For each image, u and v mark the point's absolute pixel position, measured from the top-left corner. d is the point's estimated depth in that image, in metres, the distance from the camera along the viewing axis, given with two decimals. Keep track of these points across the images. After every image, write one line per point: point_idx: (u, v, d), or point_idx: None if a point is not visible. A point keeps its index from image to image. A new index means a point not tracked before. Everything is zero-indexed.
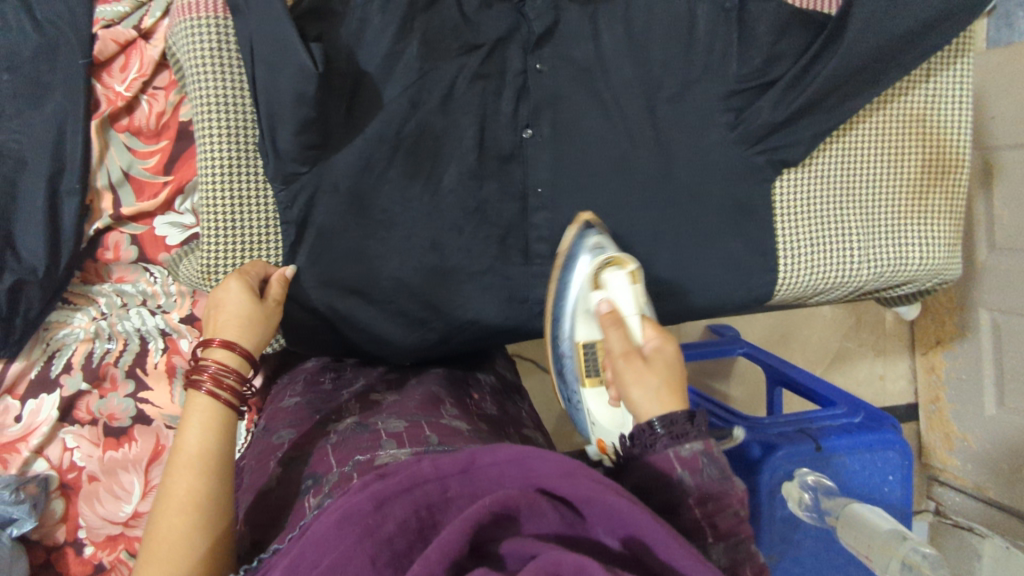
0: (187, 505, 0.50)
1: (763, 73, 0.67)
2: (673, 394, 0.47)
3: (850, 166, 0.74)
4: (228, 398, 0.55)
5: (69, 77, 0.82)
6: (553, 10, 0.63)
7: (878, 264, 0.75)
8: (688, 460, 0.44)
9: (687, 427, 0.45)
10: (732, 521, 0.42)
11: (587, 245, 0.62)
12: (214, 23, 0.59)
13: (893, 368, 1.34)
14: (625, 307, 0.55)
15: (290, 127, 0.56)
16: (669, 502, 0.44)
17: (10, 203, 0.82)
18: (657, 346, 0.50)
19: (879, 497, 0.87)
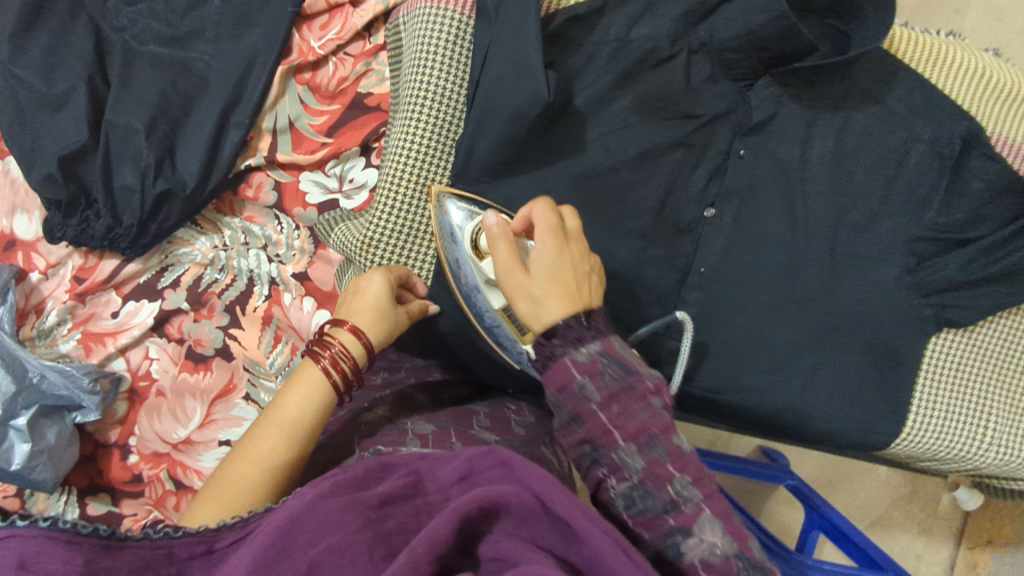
0: (265, 463, 0.50)
1: (960, 230, 0.64)
2: (560, 297, 0.48)
3: (1008, 345, 0.70)
4: (337, 382, 0.55)
5: (276, 19, 0.86)
6: (776, 103, 0.62)
7: (1003, 452, 0.70)
8: (586, 365, 0.46)
9: (582, 331, 0.47)
10: (641, 417, 0.45)
11: (452, 211, 0.59)
12: (457, 18, 0.61)
13: (933, 550, 1.16)
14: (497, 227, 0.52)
15: (495, 136, 0.58)
16: (576, 414, 0.47)
17: (182, 117, 0.86)
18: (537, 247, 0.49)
19: None
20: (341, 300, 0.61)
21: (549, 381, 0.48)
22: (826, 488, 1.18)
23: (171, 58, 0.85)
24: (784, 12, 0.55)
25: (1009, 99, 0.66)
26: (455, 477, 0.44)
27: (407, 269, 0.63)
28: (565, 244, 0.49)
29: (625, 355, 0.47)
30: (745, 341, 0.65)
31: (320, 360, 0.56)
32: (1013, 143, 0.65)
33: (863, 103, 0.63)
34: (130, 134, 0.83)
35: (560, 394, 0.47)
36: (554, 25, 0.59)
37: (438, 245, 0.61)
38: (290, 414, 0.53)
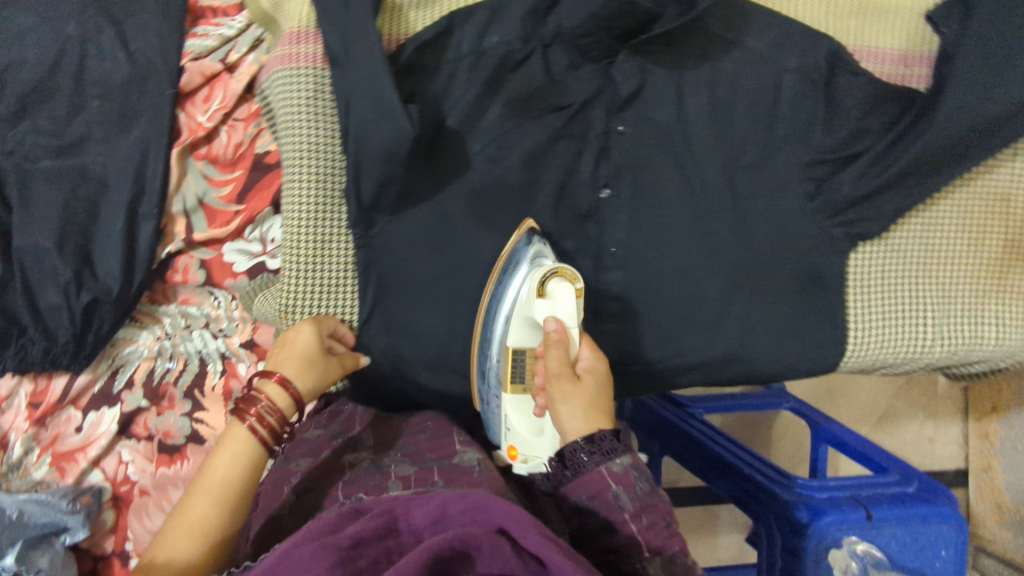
0: (194, 530, 0.49)
1: (846, 147, 0.66)
2: (597, 415, 0.52)
3: (929, 242, 0.71)
4: (265, 437, 0.54)
5: (156, 105, 0.85)
6: (641, 73, 0.64)
7: (950, 342, 0.72)
8: (619, 475, 0.49)
9: (614, 445, 0.50)
10: (663, 534, 0.47)
11: (530, 245, 0.61)
12: (312, 74, 0.61)
13: (943, 430, 1.26)
14: (571, 325, 0.57)
15: (374, 178, 0.59)
16: (608, 521, 0.48)
17: (91, 225, 0.85)
18: (590, 364, 0.55)
19: (929, 571, 0.87)
20: (271, 354, 0.61)
21: (579, 485, 0.50)
22: (826, 401, 1.24)
23: (62, 168, 0.84)
24: None
25: (863, 8, 0.68)
26: (429, 519, 0.42)
27: (339, 323, 0.64)
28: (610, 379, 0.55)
29: (648, 475, 0.51)
30: (674, 304, 0.67)
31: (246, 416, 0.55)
32: (875, 51, 0.68)
33: (726, 50, 0.65)
34: (43, 254, 0.83)
35: (584, 496, 0.50)
36: (404, 58, 0.60)
37: (494, 270, 0.63)
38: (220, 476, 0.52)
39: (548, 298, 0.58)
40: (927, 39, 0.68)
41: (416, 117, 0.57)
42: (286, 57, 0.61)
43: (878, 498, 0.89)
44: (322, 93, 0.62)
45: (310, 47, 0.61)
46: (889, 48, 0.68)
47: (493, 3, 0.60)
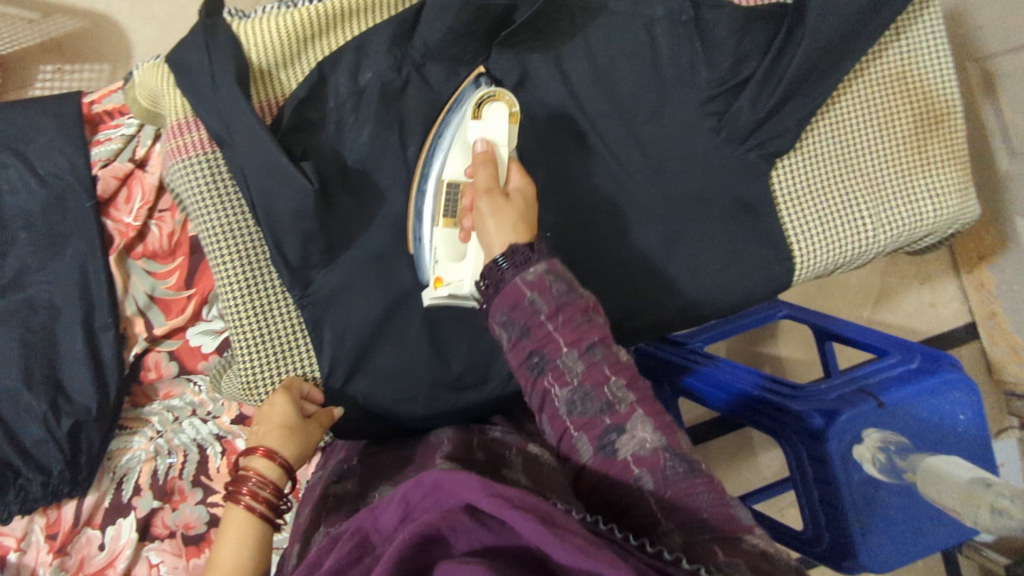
0: None
1: (735, 74, 0.67)
2: (520, 228, 0.53)
3: (844, 139, 0.72)
4: (263, 511, 0.59)
5: (80, 221, 0.86)
6: (518, 64, 0.67)
7: (892, 227, 0.73)
8: (534, 282, 0.49)
9: (528, 255, 0.50)
10: (581, 327, 0.48)
11: (476, 86, 0.65)
12: (206, 160, 0.65)
13: (941, 292, 1.28)
14: (501, 142, 0.60)
15: (294, 239, 0.62)
16: (528, 328, 0.48)
17: (53, 354, 0.86)
18: (520, 187, 0.57)
19: (954, 437, 0.90)
20: (252, 427, 0.64)
21: (500, 300, 0.50)
22: (820, 296, 1.26)
23: (9, 307, 0.84)
24: (465, 2, 0.60)
25: None
26: (396, 520, 0.42)
27: (307, 384, 0.66)
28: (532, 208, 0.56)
29: (568, 273, 0.50)
30: (623, 267, 0.68)
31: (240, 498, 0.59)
32: None
33: (591, 21, 0.68)
34: (14, 393, 0.84)
35: (507, 310, 0.49)
36: (287, 122, 0.63)
37: (442, 112, 0.66)
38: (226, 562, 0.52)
39: (483, 120, 0.61)
40: None
41: (312, 172, 0.61)
42: (177, 150, 0.65)
43: (884, 383, 0.91)
44: (218, 173, 0.65)
45: (196, 134, 0.65)
46: None
47: (356, 43, 0.64)
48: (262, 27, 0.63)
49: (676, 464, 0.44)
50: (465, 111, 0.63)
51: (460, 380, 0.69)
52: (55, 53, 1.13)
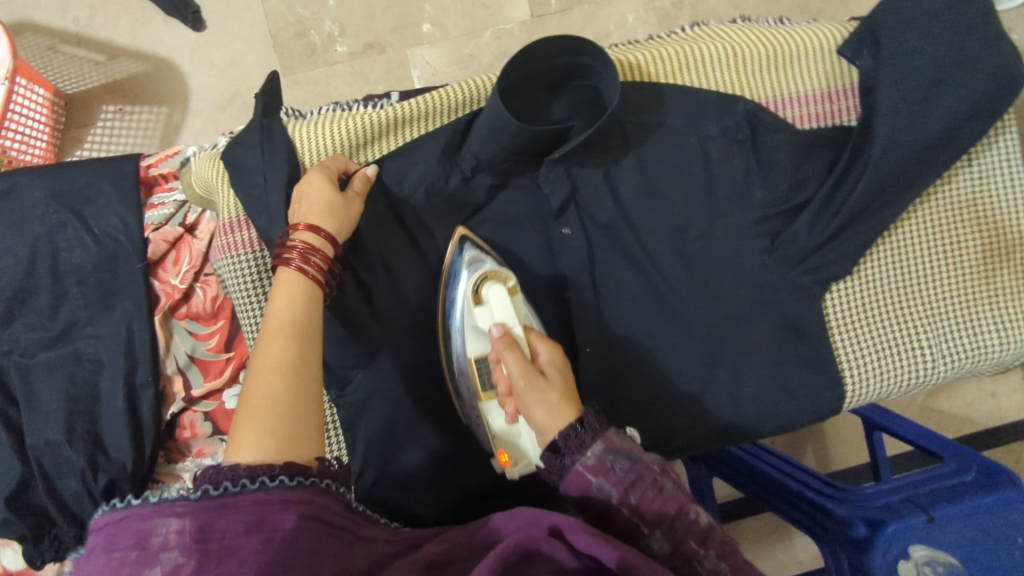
0: (283, 368, 0.50)
1: (791, 197, 0.65)
2: (568, 402, 0.51)
3: (906, 267, 0.68)
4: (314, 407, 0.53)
5: (130, 281, 0.88)
6: (568, 180, 0.66)
7: (953, 358, 0.68)
8: (594, 466, 0.48)
9: (580, 437, 0.49)
10: (656, 502, 0.48)
11: (468, 252, 0.65)
12: (253, 258, 0.68)
13: None
14: (511, 319, 0.60)
15: None
16: (605, 510, 0.49)
17: (95, 408, 0.87)
18: (550, 358, 0.55)
19: (1017, 567, 0.75)
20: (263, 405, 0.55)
21: (568, 486, 0.50)
22: None
23: (59, 358, 0.86)
24: (516, 126, 0.59)
25: (773, 61, 0.68)
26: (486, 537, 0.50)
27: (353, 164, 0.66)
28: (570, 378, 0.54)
29: (625, 444, 0.50)
30: (665, 384, 0.66)
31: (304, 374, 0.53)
32: (796, 96, 0.68)
33: (644, 135, 0.66)
34: (56, 445, 0.85)
35: (577, 493, 0.49)
36: None
37: (442, 284, 0.67)
38: (284, 317, 0.53)
39: (485, 303, 0.62)
40: (845, 72, 0.68)
41: None
42: (226, 247, 0.68)
43: (936, 495, 0.80)
44: (262, 269, 0.68)
45: (244, 234, 0.67)
46: (812, 88, 0.68)
47: (408, 150, 0.66)
48: (313, 129, 0.66)
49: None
50: (465, 295, 0.63)
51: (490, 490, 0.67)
52: (117, 95, 1.16)
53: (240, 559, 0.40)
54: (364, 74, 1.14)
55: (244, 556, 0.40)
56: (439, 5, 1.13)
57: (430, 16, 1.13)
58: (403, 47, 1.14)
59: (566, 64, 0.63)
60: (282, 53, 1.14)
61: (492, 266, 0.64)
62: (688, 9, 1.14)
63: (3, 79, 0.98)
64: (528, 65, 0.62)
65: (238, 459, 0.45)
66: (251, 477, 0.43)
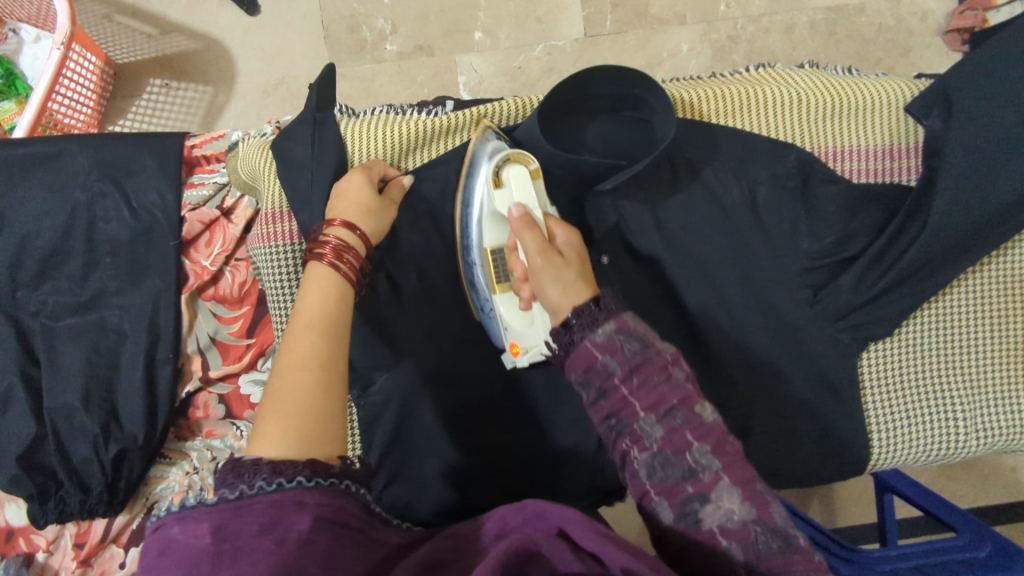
0: (311, 364, 0.49)
1: (838, 252, 0.64)
2: (582, 283, 0.51)
3: (949, 335, 0.67)
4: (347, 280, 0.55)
5: (162, 257, 0.88)
6: (614, 211, 0.65)
7: (986, 435, 0.67)
8: (603, 344, 0.47)
9: (594, 314, 0.48)
10: (659, 387, 0.45)
11: (491, 141, 0.63)
12: (290, 251, 0.68)
13: None
14: (530, 202, 0.58)
15: None
16: (603, 389, 0.47)
17: (113, 378, 0.87)
18: (565, 241, 0.54)
19: None
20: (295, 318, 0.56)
21: (574, 362, 0.48)
22: None
23: (84, 325, 0.87)
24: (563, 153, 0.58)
25: (835, 111, 0.67)
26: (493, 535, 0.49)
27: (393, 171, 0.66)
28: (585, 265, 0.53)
29: (639, 328, 0.48)
30: None
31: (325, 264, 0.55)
32: (855, 150, 0.67)
33: (695, 173, 0.65)
34: (71, 410, 0.85)
35: (580, 370, 0.48)
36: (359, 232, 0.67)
37: (461, 174, 0.65)
38: (315, 310, 0.52)
39: (504, 186, 0.59)
40: (911, 130, 0.67)
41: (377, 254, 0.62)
42: (266, 236, 0.68)
43: (946, 567, 0.77)
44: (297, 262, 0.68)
45: (285, 226, 0.67)
46: (873, 143, 0.67)
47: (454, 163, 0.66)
48: (364, 131, 0.66)
49: (768, 538, 0.43)
50: (485, 176, 0.60)
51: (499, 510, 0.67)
52: (165, 69, 1.17)
53: (253, 560, 0.39)
54: (412, 74, 1.14)
55: (259, 557, 0.39)
56: (493, 14, 1.13)
57: (483, 24, 1.13)
58: (453, 52, 1.14)
59: (619, 91, 0.62)
60: (333, 44, 1.15)
61: (516, 150, 0.61)
62: (745, 44, 1.13)
63: (60, 43, 0.99)
64: (581, 86, 0.61)
65: (260, 453, 0.44)
66: (271, 476, 0.42)
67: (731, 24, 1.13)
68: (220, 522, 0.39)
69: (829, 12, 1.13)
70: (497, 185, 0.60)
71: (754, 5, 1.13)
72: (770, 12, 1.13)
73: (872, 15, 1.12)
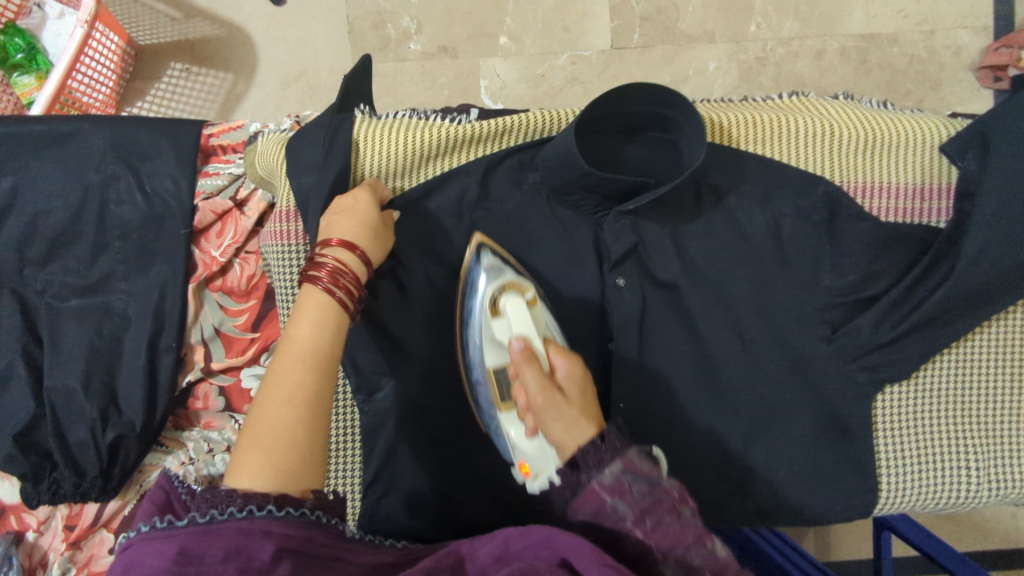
0: (294, 398, 0.49)
1: (860, 289, 0.63)
2: (586, 418, 0.48)
3: (968, 382, 0.66)
4: (342, 299, 0.54)
5: (172, 244, 0.87)
6: (634, 232, 0.63)
7: (1001, 484, 0.66)
8: (611, 485, 0.44)
9: (601, 455, 0.46)
10: (673, 530, 0.41)
11: (486, 263, 0.61)
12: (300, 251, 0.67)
13: None
14: (530, 333, 0.55)
15: None
16: (614, 531, 0.44)
17: (115, 363, 0.86)
18: (567, 373, 0.51)
19: None
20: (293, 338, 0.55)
21: (582, 503, 0.45)
22: None
23: (89, 307, 0.86)
24: (587, 169, 0.57)
25: (869, 145, 0.65)
26: (493, 557, 0.46)
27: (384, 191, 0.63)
28: (590, 405, 0.50)
29: (645, 467, 0.45)
30: (696, 456, 0.63)
31: (319, 281, 0.54)
32: (887, 186, 0.66)
33: (720, 199, 0.64)
34: (71, 392, 0.84)
35: (588, 511, 0.45)
36: None
37: (460, 293, 0.63)
38: (304, 337, 0.52)
39: (503, 313, 0.58)
40: (944, 169, 0.66)
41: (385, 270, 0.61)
42: (279, 234, 0.67)
43: None
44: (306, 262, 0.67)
45: (296, 225, 0.66)
46: (905, 181, 0.66)
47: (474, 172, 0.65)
48: (384, 135, 0.63)
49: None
50: (483, 302, 0.59)
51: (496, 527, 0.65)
52: (186, 54, 1.16)
53: None
54: (433, 75, 1.13)
55: None
56: (520, 20, 1.12)
57: (509, 29, 1.12)
58: (477, 55, 1.13)
59: (651, 111, 0.61)
60: (357, 40, 1.14)
61: (515, 279, 0.60)
62: (773, 66, 1.12)
63: (83, 22, 0.99)
64: (612, 105, 0.59)
65: (239, 484, 0.45)
66: (240, 505, 0.42)
67: (761, 45, 1.12)
68: (184, 544, 0.39)
69: (861, 40, 1.11)
70: (495, 314, 0.59)
71: (785, 28, 1.11)
72: (801, 36, 1.11)
73: (905, 46, 1.11)
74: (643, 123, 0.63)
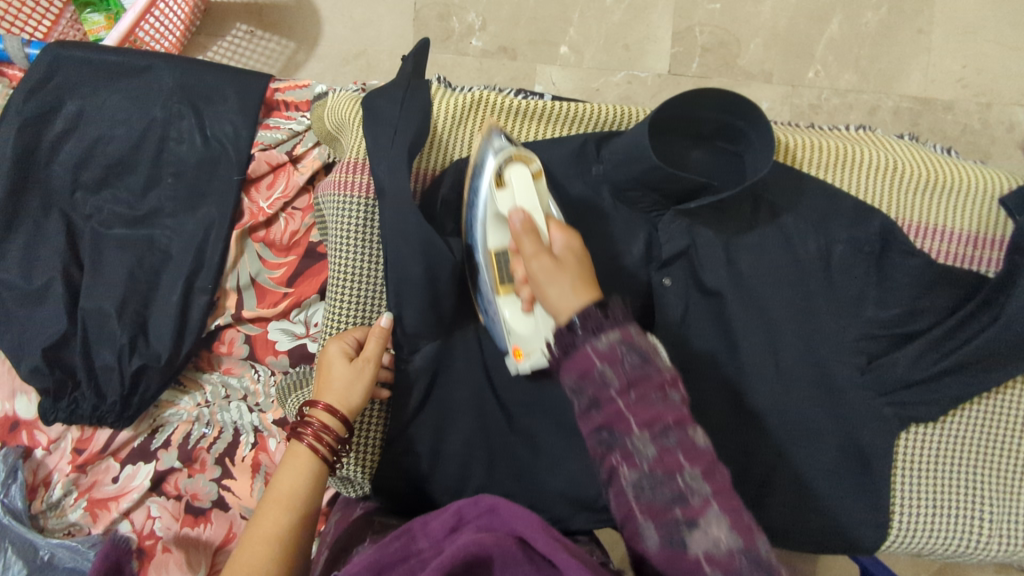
0: (271, 538, 0.55)
1: (902, 324, 0.64)
2: (582, 286, 0.50)
3: (989, 432, 0.66)
4: (324, 453, 0.60)
5: (225, 188, 0.89)
6: (688, 235, 0.65)
7: (1010, 540, 0.66)
8: (604, 352, 0.45)
9: (600, 320, 0.47)
10: (656, 407, 0.44)
11: (492, 145, 0.61)
12: (362, 204, 0.68)
13: None
14: (535, 208, 0.56)
15: (416, 308, 0.62)
16: (596, 400, 0.46)
17: (151, 294, 0.87)
18: (566, 244, 0.53)
19: None
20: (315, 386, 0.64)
21: (570, 366, 0.47)
22: None
23: (135, 238, 0.87)
24: (655, 164, 0.58)
25: (929, 186, 0.67)
26: (446, 529, 0.50)
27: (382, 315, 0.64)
28: (586, 269, 0.52)
29: (645, 345, 0.47)
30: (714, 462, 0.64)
31: (303, 437, 0.60)
32: (941, 229, 0.67)
33: (774, 217, 0.66)
34: (104, 316, 0.85)
35: (574, 377, 0.47)
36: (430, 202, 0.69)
37: (469, 178, 0.64)
38: (284, 489, 0.58)
39: (507, 187, 0.58)
40: (1001, 223, 0.67)
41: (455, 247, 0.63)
42: (341, 185, 0.69)
43: None
44: (365, 214, 0.68)
45: (361, 177, 0.68)
46: (962, 227, 0.67)
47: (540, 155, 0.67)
48: (461, 102, 0.69)
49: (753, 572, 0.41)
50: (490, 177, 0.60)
51: (507, 501, 0.67)
52: (254, 17, 1.18)
53: None
54: (490, 74, 1.15)
55: None
56: (584, 33, 1.14)
57: (570, 40, 1.14)
58: (536, 60, 1.15)
59: (722, 119, 0.63)
60: (421, 28, 1.16)
61: (521, 152, 0.60)
62: (824, 115, 1.13)
63: None
64: (686, 107, 0.61)
65: None
66: None
67: (816, 93, 1.13)
68: None
69: (916, 102, 1.12)
70: (501, 186, 0.59)
71: (842, 80, 1.12)
72: (857, 89, 1.12)
73: (959, 114, 1.11)
74: (712, 131, 0.65)
